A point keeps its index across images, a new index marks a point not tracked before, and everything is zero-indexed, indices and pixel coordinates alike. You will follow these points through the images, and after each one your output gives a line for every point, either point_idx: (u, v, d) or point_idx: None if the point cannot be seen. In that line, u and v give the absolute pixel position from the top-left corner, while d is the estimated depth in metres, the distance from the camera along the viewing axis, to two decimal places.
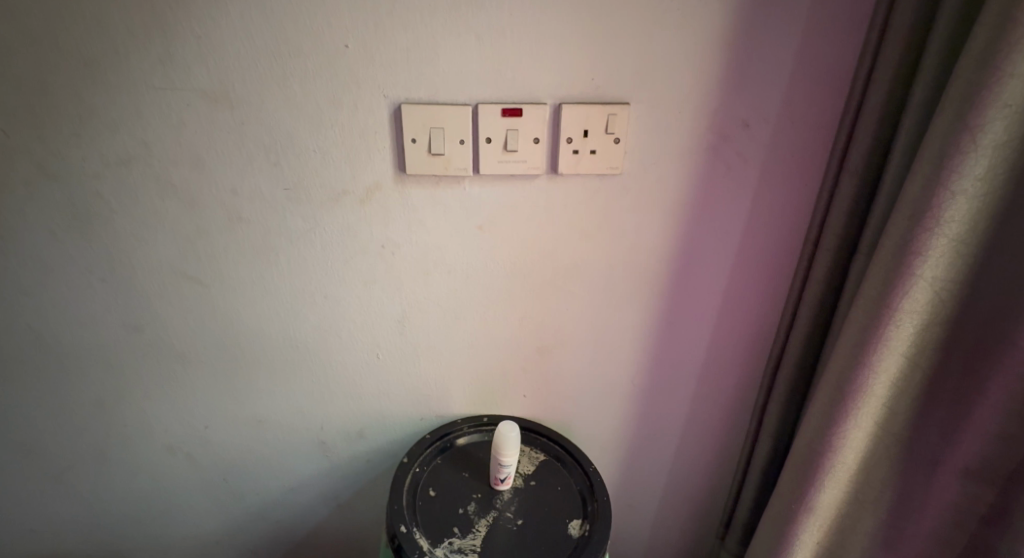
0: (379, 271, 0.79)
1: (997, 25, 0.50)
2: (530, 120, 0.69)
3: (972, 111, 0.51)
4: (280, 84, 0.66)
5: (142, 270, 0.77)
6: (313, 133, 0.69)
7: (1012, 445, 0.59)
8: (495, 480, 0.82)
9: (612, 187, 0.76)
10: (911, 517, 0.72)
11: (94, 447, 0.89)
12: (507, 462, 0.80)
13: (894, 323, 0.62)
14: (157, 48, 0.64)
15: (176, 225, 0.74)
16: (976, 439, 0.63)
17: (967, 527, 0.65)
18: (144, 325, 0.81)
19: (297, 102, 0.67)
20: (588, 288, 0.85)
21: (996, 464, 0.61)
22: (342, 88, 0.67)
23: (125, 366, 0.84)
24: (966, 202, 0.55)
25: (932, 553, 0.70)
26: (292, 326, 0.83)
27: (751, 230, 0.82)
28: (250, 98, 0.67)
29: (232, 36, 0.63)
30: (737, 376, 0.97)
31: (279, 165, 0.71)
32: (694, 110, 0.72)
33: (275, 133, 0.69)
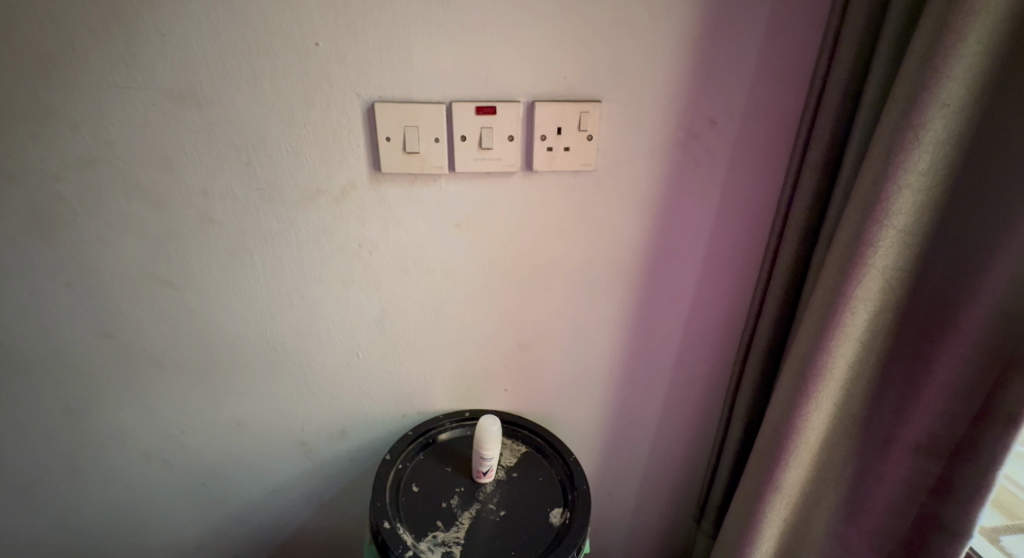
0: (357, 271, 0.79)
1: (936, 30, 0.53)
2: (504, 118, 0.70)
3: (914, 111, 0.55)
4: (250, 84, 0.65)
5: (110, 273, 0.75)
6: (287, 133, 0.69)
7: (956, 419, 0.63)
8: (479, 472, 0.83)
9: (586, 182, 0.78)
10: (869, 492, 0.76)
11: (63, 456, 0.87)
12: (490, 454, 0.82)
13: (850, 310, 0.66)
14: (119, 45, 0.62)
15: (145, 227, 0.72)
16: (924, 416, 0.66)
17: (919, 498, 0.69)
18: (113, 330, 0.79)
19: (269, 101, 0.67)
20: (566, 282, 0.86)
21: (942, 438, 0.64)
22: (314, 87, 0.66)
23: (94, 373, 0.81)
24: (911, 196, 0.58)
25: (888, 523, 0.74)
26: (270, 328, 0.82)
27: (719, 223, 0.85)
28: (218, 97, 0.66)
29: (198, 34, 0.62)
30: (709, 365, 1.01)
31: (251, 165, 0.70)
32: (662, 107, 0.74)
33: (247, 133, 0.68)
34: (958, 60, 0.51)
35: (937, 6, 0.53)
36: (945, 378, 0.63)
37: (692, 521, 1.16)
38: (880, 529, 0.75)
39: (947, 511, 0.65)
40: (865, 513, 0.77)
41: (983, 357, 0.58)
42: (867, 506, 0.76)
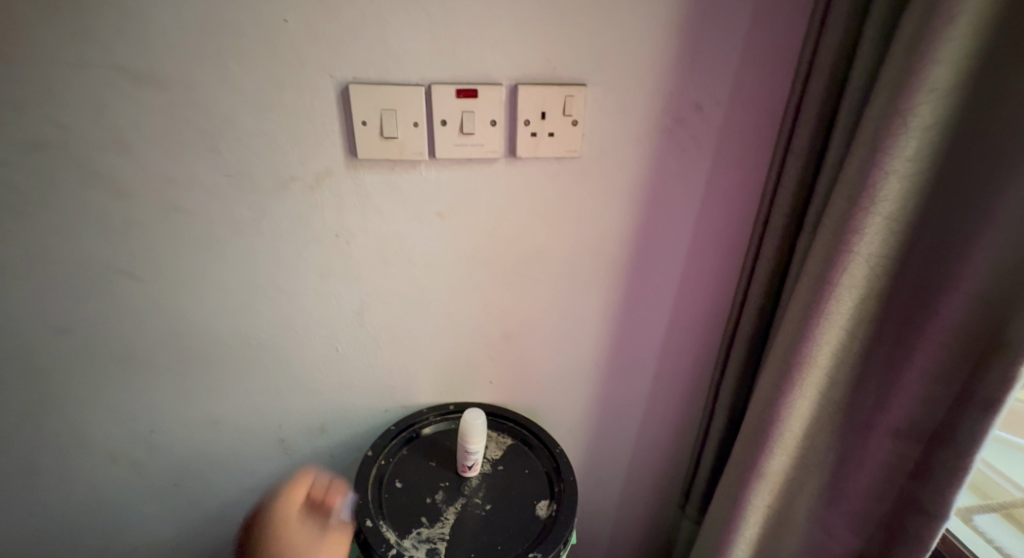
0: (335, 262, 0.76)
1: (925, 13, 0.52)
2: (486, 102, 0.68)
3: (903, 95, 0.54)
4: (214, 64, 0.62)
5: (69, 266, 0.71)
6: (256, 117, 0.65)
7: (936, 405, 0.63)
8: (464, 466, 0.81)
9: (571, 169, 0.76)
10: (847, 475, 0.77)
11: (24, 459, 0.83)
12: (475, 447, 0.80)
13: (836, 298, 0.65)
14: (68, 20, 0.58)
15: (105, 217, 0.69)
16: (904, 402, 0.67)
17: (897, 481, 0.70)
18: (73, 326, 0.75)
19: (236, 81, 0.63)
20: (551, 272, 0.85)
21: (922, 423, 0.65)
22: (284, 67, 0.63)
23: (55, 371, 0.78)
24: (898, 182, 0.57)
25: (868, 508, 0.74)
26: (244, 323, 0.79)
27: (705, 210, 0.84)
28: (180, 77, 0.62)
29: (156, 9, 0.59)
30: (694, 354, 1.00)
31: (217, 151, 0.67)
32: (648, 91, 0.72)
33: (212, 116, 0.65)
34: (948, 42, 0.50)
35: None
36: (924, 363, 0.63)
37: (677, 508, 1.16)
38: (859, 513, 0.76)
39: (925, 495, 0.66)
40: (845, 497, 0.77)
41: (964, 344, 0.59)
42: (847, 491, 0.77)
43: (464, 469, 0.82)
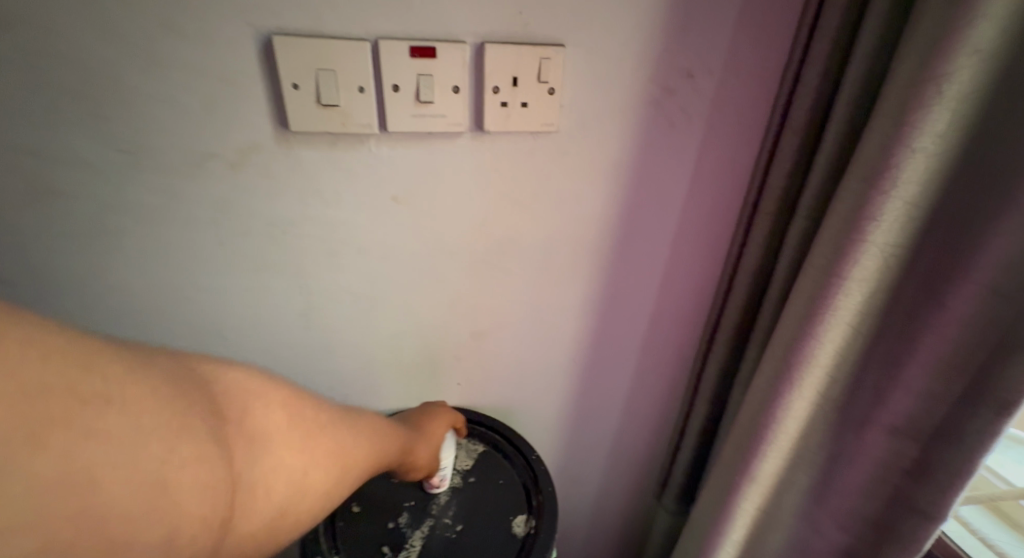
0: (272, 253, 0.66)
1: None
2: (447, 64, 0.58)
3: (938, 59, 0.46)
4: (90, 8, 0.50)
5: None
6: (149, 76, 0.53)
7: (935, 402, 0.57)
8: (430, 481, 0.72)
9: (545, 145, 0.67)
10: (835, 474, 0.72)
11: None
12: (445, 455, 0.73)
13: (844, 293, 0.58)
14: None
15: None
16: (903, 397, 0.61)
17: (891, 480, 0.64)
18: None
19: (114, 28, 0.51)
20: (521, 262, 0.76)
21: (922, 421, 0.59)
22: (185, 14, 0.51)
23: None
24: (924, 162, 0.50)
25: (858, 507, 0.69)
26: (166, 325, 0.69)
27: (692, 193, 0.77)
28: (40, 22, 0.49)
29: None
30: (675, 346, 0.94)
31: (101, 118, 0.55)
32: (632, 56, 0.64)
33: (91, 75, 0.52)
34: None
35: None
36: (928, 357, 0.57)
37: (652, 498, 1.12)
38: (850, 513, 0.70)
39: (922, 496, 0.60)
40: (835, 495, 0.72)
41: (974, 339, 0.52)
42: (838, 487, 0.72)
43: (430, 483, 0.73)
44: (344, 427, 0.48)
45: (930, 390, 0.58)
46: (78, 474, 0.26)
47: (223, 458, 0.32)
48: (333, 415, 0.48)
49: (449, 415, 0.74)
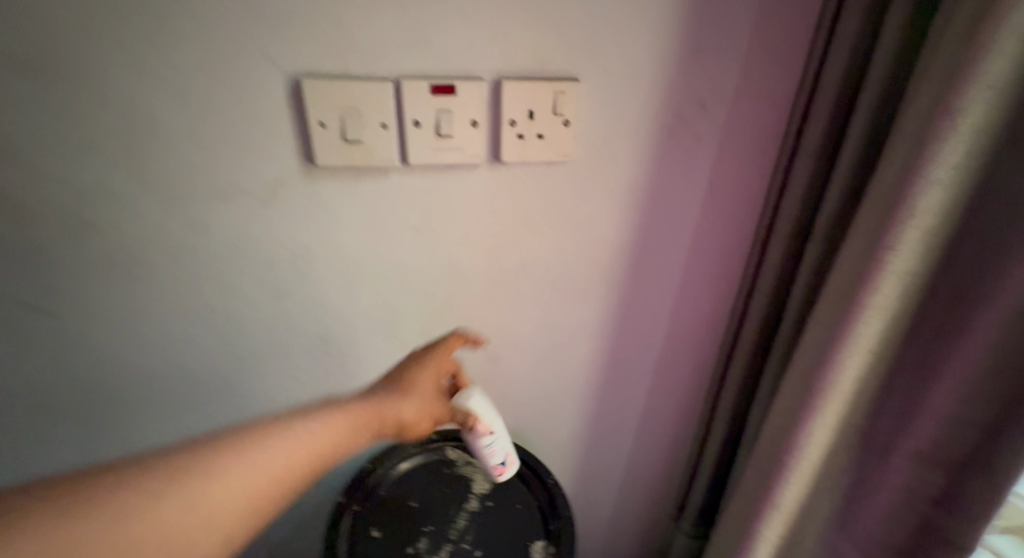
0: (294, 282, 0.68)
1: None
2: (466, 99, 0.60)
3: (952, 93, 0.46)
4: (130, 57, 0.52)
5: None
6: (184, 117, 0.56)
7: (965, 431, 0.56)
8: (483, 429, 0.63)
9: (560, 174, 0.69)
10: (859, 500, 0.71)
11: None
12: (501, 432, 0.65)
13: (863, 322, 0.58)
14: None
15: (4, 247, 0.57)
16: (928, 425, 0.60)
17: (918, 507, 0.63)
18: None
19: (154, 75, 0.53)
20: (537, 287, 0.77)
21: (949, 449, 0.58)
22: (220, 60, 0.54)
23: None
24: (939, 193, 0.50)
25: (885, 535, 0.68)
26: (186, 352, 0.70)
27: (705, 217, 0.78)
28: (84, 70, 0.51)
29: None
30: (690, 369, 0.94)
31: (136, 159, 0.57)
32: (646, 88, 0.65)
33: (129, 117, 0.54)
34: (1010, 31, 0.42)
35: None
36: (954, 385, 0.57)
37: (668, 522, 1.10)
38: (875, 540, 0.69)
39: (951, 525, 0.59)
40: (860, 522, 0.71)
41: (996, 364, 0.52)
42: (863, 515, 0.70)
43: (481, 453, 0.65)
44: (295, 438, 0.47)
45: (954, 417, 0.57)
46: None
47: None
48: (257, 435, 0.46)
49: (427, 361, 0.63)
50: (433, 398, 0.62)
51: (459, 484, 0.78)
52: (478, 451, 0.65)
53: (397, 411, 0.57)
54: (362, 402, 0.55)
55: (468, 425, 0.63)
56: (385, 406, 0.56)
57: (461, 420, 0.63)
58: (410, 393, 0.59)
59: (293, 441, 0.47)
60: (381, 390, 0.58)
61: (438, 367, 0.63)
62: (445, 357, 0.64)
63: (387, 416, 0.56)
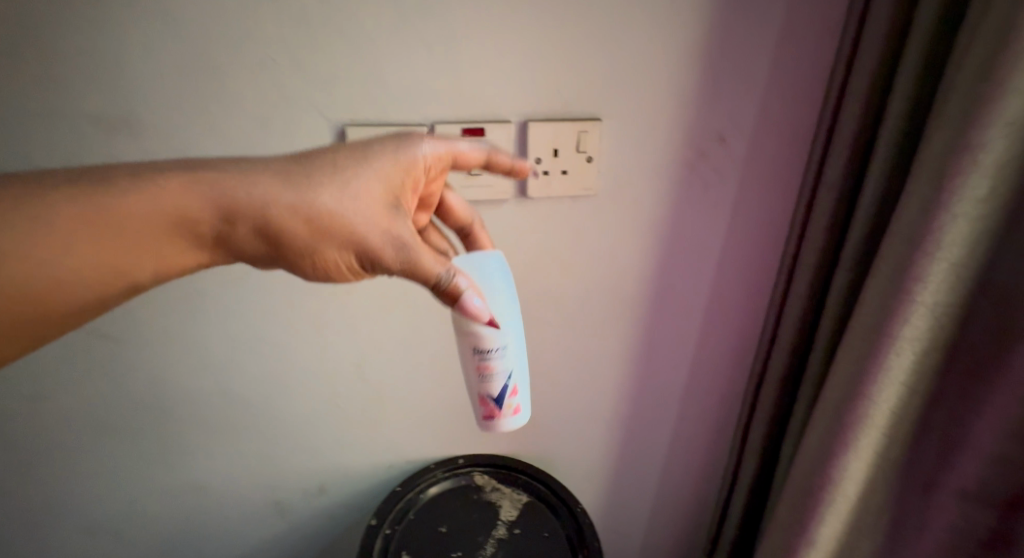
0: (331, 311, 0.71)
1: (995, 37, 0.45)
2: (494, 140, 0.64)
3: (971, 130, 0.47)
4: (195, 109, 0.59)
5: None
6: None
7: (1009, 469, 0.55)
8: (492, 319, 0.51)
9: (584, 207, 0.71)
10: (905, 540, 0.69)
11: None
12: (516, 352, 0.55)
13: (893, 354, 0.58)
14: (34, 66, 0.54)
15: None
16: (972, 461, 0.60)
17: (968, 549, 0.61)
18: (43, 395, 0.69)
19: (216, 124, 0.60)
20: (564, 315, 0.80)
21: (995, 488, 0.57)
22: (275, 110, 0.60)
23: (24, 444, 0.72)
24: (964, 225, 0.51)
25: None
26: (230, 377, 0.74)
27: (729, 247, 0.79)
28: (157, 121, 0.59)
29: (133, 53, 0.55)
30: (718, 398, 0.93)
31: None
32: (665, 125, 0.68)
33: None
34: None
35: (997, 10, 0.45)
36: (995, 422, 0.56)
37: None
38: None
39: None
40: None
41: None
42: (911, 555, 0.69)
43: (468, 314, 0.49)
44: (118, 233, 0.41)
45: (998, 455, 0.56)
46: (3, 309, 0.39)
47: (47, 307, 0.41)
48: (95, 218, 0.40)
49: (375, 160, 0.46)
50: (366, 223, 0.44)
51: (487, 509, 0.80)
52: (477, 340, 0.52)
53: (274, 200, 0.42)
54: (283, 182, 0.43)
55: (444, 294, 0.47)
56: (290, 205, 0.43)
57: (422, 277, 0.46)
58: (327, 183, 0.43)
59: (94, 238, 0.40)
60: (294, 173, 0.44)
61: (378, 194, 0.45)
62: (384, 180, 0.46)
63: (295, 212, 0.43)
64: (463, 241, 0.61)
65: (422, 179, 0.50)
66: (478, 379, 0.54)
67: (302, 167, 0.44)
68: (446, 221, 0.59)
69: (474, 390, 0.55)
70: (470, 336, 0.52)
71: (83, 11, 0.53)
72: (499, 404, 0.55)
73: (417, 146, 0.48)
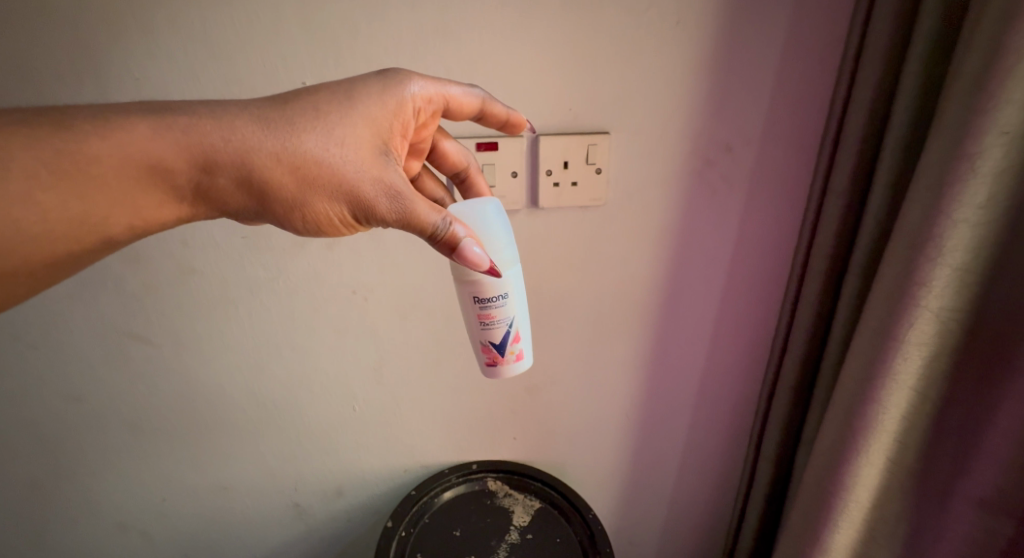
0: (351, 318, 0.74)
1: (987, 49, 0.47)
2: (507, 153, 0.67)
3: (968, 138, 0.48)
4: None
5: (78, 331, 0.68)
6: None
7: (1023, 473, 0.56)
8: (494, 268, 0.53)
9: (595, 217, 0.74)
10: (922, 548, 0.69)
11: (29, 530, 0.81)
12: (517, 299, 0.57)
13: (901, 358, 0.58)
14: (85, 85, 0.57)
15: (118, 281, 0.66)
16: (988, 468, 0.60)
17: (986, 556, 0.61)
18: (83, 395, 0.73)
19: None
20: (578, 322, 0.81)
21: (1012, 495, 0.57)
22: None
23: (64, 442, 0.76)
24: (967, 230, 0.52)
25: None
26: (256, 380, 0.76)
27: (738, 254, 0.80)
28: None
29: (174, 74, 0.58)
30: (730, 405, 0.94)
31: None
32: (674, 137, 0.70)
33: None
34: (1016, 82, 0.45)
35: (987, 25, 0.47)
36: (1009, 425, 0.56)
37: None
38: None
39: None
40: None
41: None
42: None
43: (467, 262, 0.49)
44: (86, 180, 0.41)
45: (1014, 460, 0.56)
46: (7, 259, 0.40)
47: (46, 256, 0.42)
48: (58, 167, 0.40)
49: (362, 106, 0.47)
50: (354, 171, 0.46)
51: (501, 514, 0.81)
52: (478, 288, 0.54)
53: (257, 146, 0.44)
54: (267, 128, 0.45)
55: (441, 243, 0.48)
56: (275, 154, 0.44)
57: (416, 226, 0.47)
58: (311, 131, 0.45)
59: (59, 189, 0.41)
60: (277, 118, 0.45)
61: (364, 141, 0.47)
62: (369, 127, 0.47)
63: (280, 162, 0.45)
64: (460, 186, 0.63)
65: (409, 123, 0.51)
66: (480, 327, 0.57)
67: (284, 114, 0.45)
68: (440, 167, 0.62)
69: (477, 337, 0.58)
70: (472, 283, 0.54)
71: (130, 35, 0.56)
72: (502, 351, 0.58)
73: (399, 92, 0.49)
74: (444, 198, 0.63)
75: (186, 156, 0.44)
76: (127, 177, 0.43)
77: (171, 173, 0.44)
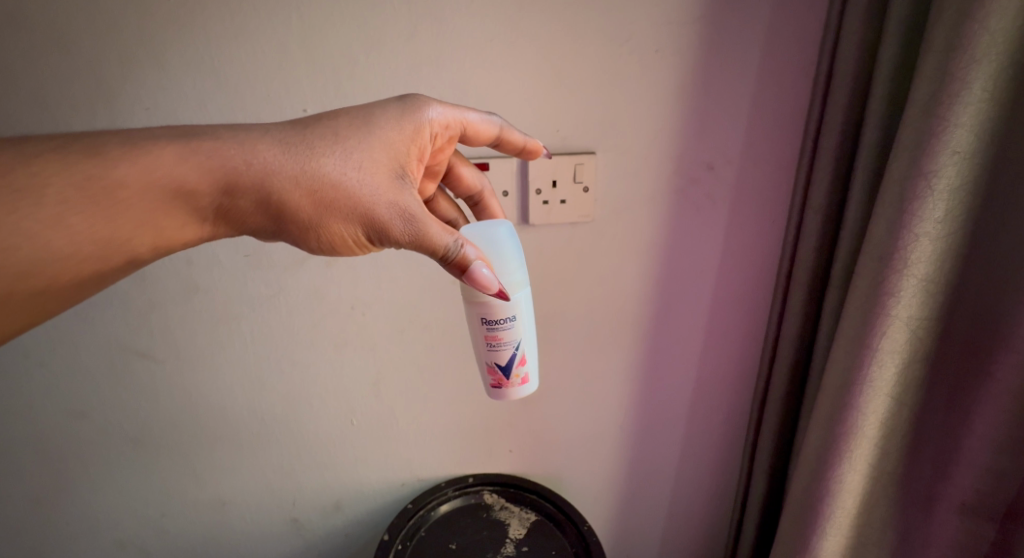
0: (349, 333, 0.76)
1: (934, 78, 0.51)
2: (499, 173, 0.70)
3: (924, 158, 0.52)
4: None
5: (84, 349, 0.69)
6: None
7: (1004, 476, 0.58)
8: (503, 291, 0.55)
9: (584, 233, 0.76)
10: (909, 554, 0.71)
11: (29, 547, 0.81)
12: (525, 324, 0.59)
13: (877, 365, 0.61)
14: (99, 112, 0.60)
15: (126, 298, 0.67)
16: (968, 473, 0.61)
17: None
18: (88, 411, 0.74)
19: None
20: (570, 335, 0.83)
21: (991, 497, 0.60)
22: None
23: (66, 458, 0.76)
24: (930, 243, 0.55)
25: None
26: (255, 396, 0.78)
27: (724, 268, 0.83)
28: None
29: (182, 101, 0.61)
30: (722, 416, 0.96)
31: None
32: (660, 156, 0.73)
33: None
34: (963, 108, 0.49)
35: (936, 55, 0.50)
36: (986, 431, 0.59)
37: None
38: None
39: None
40: None
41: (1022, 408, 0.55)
42: None
43: (476, 284, 0.51)
44: (116, 205, 0.43)
45: (995, 466, 0.58)
46: (43, 278, 0.43)
47: (78, 273, 0.44)
48: (90, 191, 0.42)
49: (380, 131, 0.50)
50: (371, 194, 0.48)
51: (497, 527, 0.82)
52: (488, 309, 0.57)
53: (279, 169, 0.46)
54: (289, 152, 0.47)
55: (452, 264, 0.50)
56: (295, 177, 0.47)
57: (429, 248, 0.49)
58: (330, 155, 0.47)
59: (91, 214, 0.43)
60: (298, 142, 0.48)
61: (381, 165, 0.49)
62: (386, 151, 0.50)
63: (299, 185, 0.47)
64: (473, 208, 0.66)
65: (425, 146, 0.53)
66: (488, 348, 0.59)
67: (304, 138, 0.48)
68: (455, 190, 0.64)
69: (483, 358, 0.60)
70: (482, 305, 0.56)
71: (143, 65, 0.59)
72: (507, 374, 0.60)
73: (414, 117, 0.52)
74: (457, 218, 0.67)
75: (211, 179, 0.46)
76: (154, 200, 0.45)
77: (197, 197, 0.46)
